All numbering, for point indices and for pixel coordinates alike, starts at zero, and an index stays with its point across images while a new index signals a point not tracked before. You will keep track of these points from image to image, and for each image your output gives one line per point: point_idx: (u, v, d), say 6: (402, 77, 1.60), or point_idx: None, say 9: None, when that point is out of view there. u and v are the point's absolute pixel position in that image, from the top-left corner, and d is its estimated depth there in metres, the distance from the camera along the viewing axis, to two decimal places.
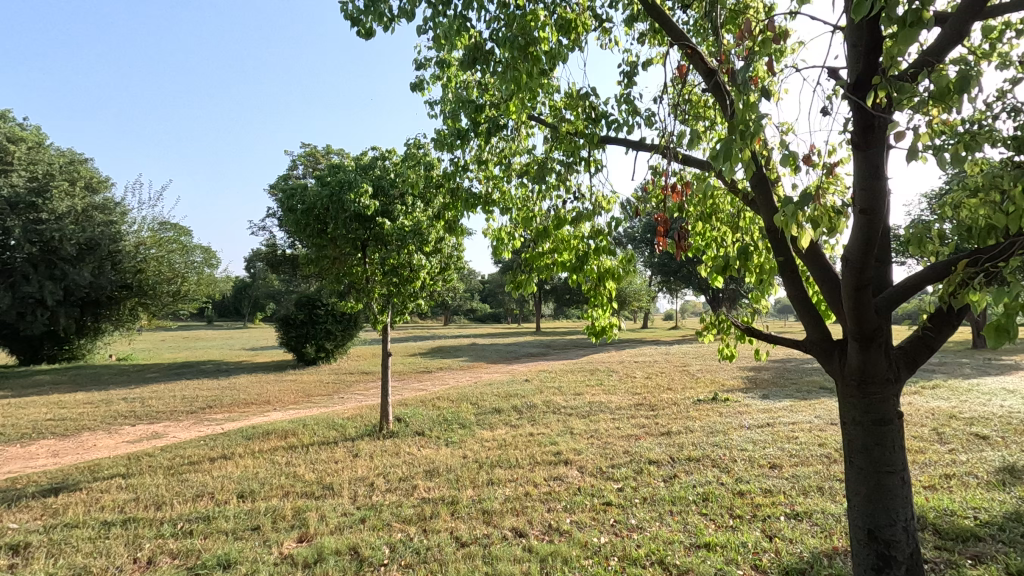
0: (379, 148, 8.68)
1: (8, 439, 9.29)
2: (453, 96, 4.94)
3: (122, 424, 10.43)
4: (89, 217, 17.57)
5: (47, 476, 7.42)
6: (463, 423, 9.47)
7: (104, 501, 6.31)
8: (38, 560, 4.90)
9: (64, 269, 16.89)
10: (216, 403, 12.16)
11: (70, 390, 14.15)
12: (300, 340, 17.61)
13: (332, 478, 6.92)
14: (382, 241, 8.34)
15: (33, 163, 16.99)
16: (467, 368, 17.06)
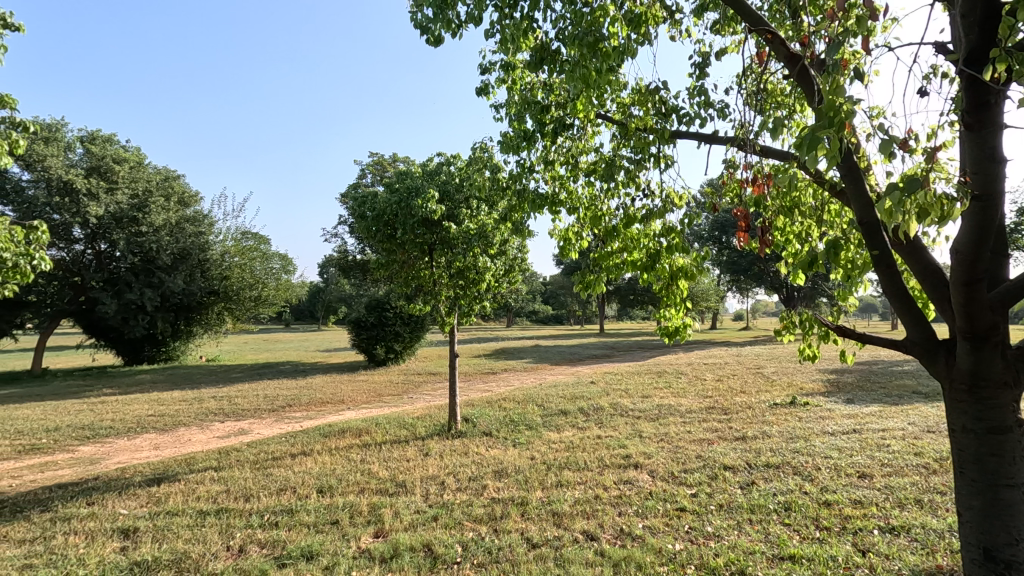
0: (444, 154, 8.89)
1: (117, 433, 10.21)
2: (518, 97, 4.97)
3: (212, 421, 11.21)
4: (182, 229, 19.07)
5: (150, 467, 8.09)
6: (530, 425, 9.49)
7: (200, 492, 6.79)
8: (146, 544, 5.35)
9: (161, 277, 18.44)
10: (295, 402, 12.83)
11: (168, 388, 15.38)
12: (371, 342, 18.27)
13: (404, 476, 7.12)
14: (448, 244, 8.50)
15: (134, 180, 18.49)
16: (531, 370, 17.08)
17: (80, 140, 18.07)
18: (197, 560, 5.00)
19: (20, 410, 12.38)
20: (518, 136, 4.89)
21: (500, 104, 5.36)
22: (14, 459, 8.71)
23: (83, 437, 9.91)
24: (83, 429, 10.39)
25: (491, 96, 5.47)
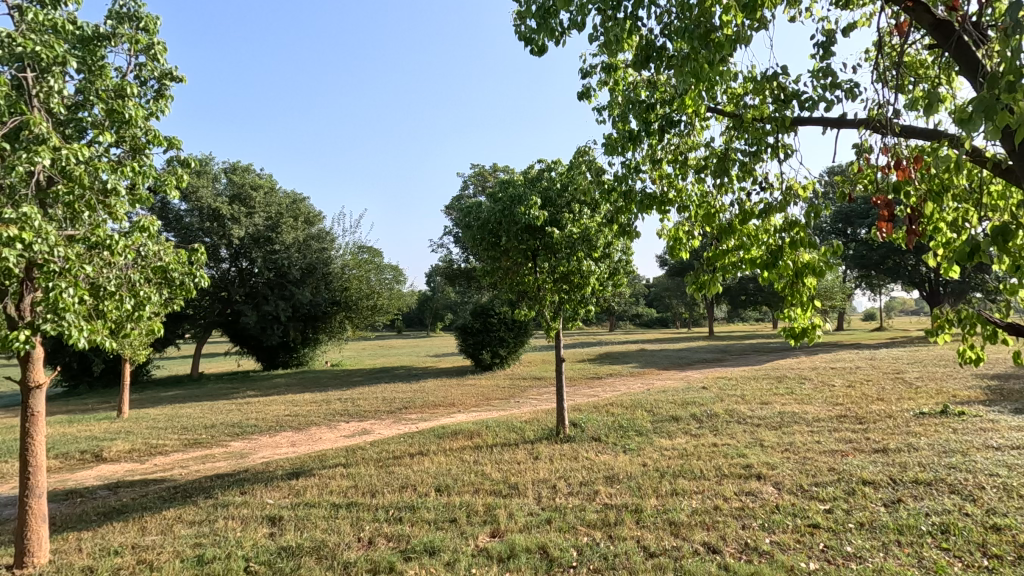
0: (545, 160, 8.98)
1: (260, 430, 11.42)
2: (622, 98, 4.92)
3: (339, 421, 12.18)
4: (308, 246, 20.99)
5: (290, 462, 8.95)
6: (639, 430, 9.26)
7: (332, 487, 7.40)
8: (290, 531, 5.93)
9: (291, 290, 20.39)
10: (410, 404, 13.56)
11: (300, 390, 16.95)
12: (477, 347, 18.87)
13: (517, 479, 7.26)
14: (551, 250, 8.56)
15: (269, 204, 20.56)
16: (637, 374, 16.67)
17: (224, 171, 20.51)
18: (334, 548, 5.45)
19: (184, 409, 14.27)
20: (623, 138, 4.83)
21: (603, 107, 5.33)
22: (182, 452, 10.05)
23: (234, 434, 11.20)
24: (233, 426, 11.75)
25: (592, 99, 5.47)
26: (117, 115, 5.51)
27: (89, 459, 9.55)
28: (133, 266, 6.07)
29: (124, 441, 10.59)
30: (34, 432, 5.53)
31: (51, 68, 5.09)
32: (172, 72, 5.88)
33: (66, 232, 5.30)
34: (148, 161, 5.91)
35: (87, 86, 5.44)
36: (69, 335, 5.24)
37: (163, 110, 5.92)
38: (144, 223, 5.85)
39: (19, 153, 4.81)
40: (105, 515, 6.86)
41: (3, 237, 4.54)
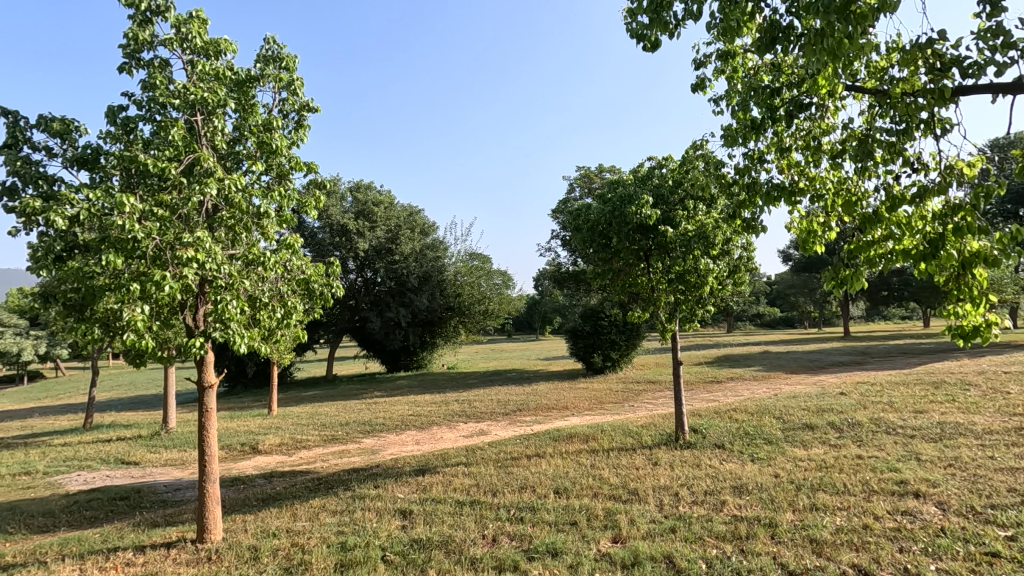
0: (656, 157, 8.73)
1: (388, 429, 12.25)
2: (742, 85, 4.65)
3: (458, 422, 12.71)
4: (424, 255, 22.20)
5: (416, 459, 9.50)
6: (769, 438, 8.64)
7: (455, 484, 7.73)
8: (420, 525, 6.29)
9: (410, 297, 21.69)
10: (524, 407, 13.79)
11: (420, 392, 17.92)
12: (589, 350, 18.74)
13: (636, 484, 7.09)
14: (665, 249, 8.26)
15: (389, 217, 22.00)
16: (763, 378, 15.56)
17: (349, 190, 22.28)
18: (460, 544, 5.68)
19: (322, 407, 15.72)
20: (744, 127, 4.56)
21: (721, 97, 5.08)
22: (323, 447, 11.08)
23: (366, 431, 12.13)
24: (364, 424, 12.72)
25: (708, 89, 5.23)
26: (266, 146, 6.25)
27: (248, 451, 10.85)
28: (281, 279, 6.81)
29: (275, 435, 11.89)
30: (208, 427, 6.39)
31: (215, 110, 5.89)
32: (309, 104, 6.53)
33: (229, 251, 6.08)
34: (291, 185, 6.61)
35: (243, 122, 6.21)
36: (233, 341, 5.99)
37: (302, 138, 6.59)
38: (291, 241, 6.55)
39: (193, 185, 5.61)
40: (264, 500, 7.75)
41: (183, 257, 5.33)
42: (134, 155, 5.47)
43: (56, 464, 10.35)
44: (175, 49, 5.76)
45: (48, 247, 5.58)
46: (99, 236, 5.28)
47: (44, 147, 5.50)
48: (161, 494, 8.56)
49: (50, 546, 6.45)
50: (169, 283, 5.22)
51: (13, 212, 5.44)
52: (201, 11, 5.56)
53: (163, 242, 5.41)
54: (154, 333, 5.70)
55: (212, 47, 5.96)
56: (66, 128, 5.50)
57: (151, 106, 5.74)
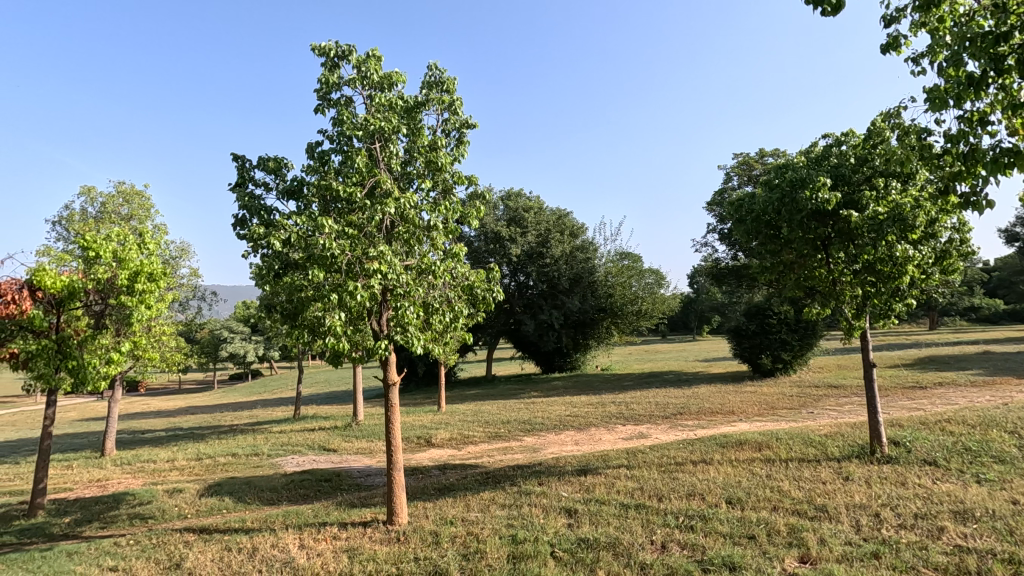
0: (833, 134, 7.77)
1: (547, 428, 12.55)
2: (952, 37, 3.95)
3: (616, 424, 12.55)
4: (574, 257, 22.43)
5: (577, 459, 9.59)
6: (999, 457, 7.17)
7: (619, 487, 7.63)
8: (586, 524, 6.32)
9: (562, 299, 22.01)
10: (686, 410, 13.15)
11: (576, 393, 18.05)
12: (755, 351, 17.30)
13: (824, 500, 6.35)
14: (849, 235, 7.26)
15: (539, 222, 22.50)
16: (985, 385, 12.95)
17: (501, 199, 23.23)
18: (629, 547, 5.59)
19: (485, 406, 16.59)
20: (957, 86, 3.86)
21: (921, 55, 4.37)
22: (488, 443, 11.70)
23: (526, 430, 12.55)
24: (525, 423, 13.18)
25: (903, 49, 4.55)
26: (433, 164, 6.83)
27: (423, 443, 11.86)
28: (448, 286, 7.33)
29: (445, 430, 12.86)
30: (393, 421, 7.10)
31: (390, 137, 6.58)
32: (468, 121, 6.97)
33: (405, 261, 6.74)
34: (455, 198, 7.12)
35: (412, 145, 6.84)
36: (411, 344, 6.60)
37: (463, 154, 7.05)
38: (455, 250, 7.04)
39: (375, 206, 6.33)
40: (440, 490, 8.42)
41: (370, 269, 6.04)
42: (329, 183, 6.32)
43: (276, 448, 12.34)
44: (357, 87, 6.56)
45: (269, 266, 6.67)
46: (305, 254, 6.18)
47: (264, 183, 6.61)
48: (355, 478, 9.76)
49: (276, 516, 7.71)
50: (360, 292, 5.95)
51: (243, 239, 6.61)
52: (377, 50, 6.26)
53: (354, 257, 6.17)
54: (349, 336, 6.52)
55: (386, 80, 6.67)
56: (278, 165, 6.55)
57: (341, 139, 6.59)
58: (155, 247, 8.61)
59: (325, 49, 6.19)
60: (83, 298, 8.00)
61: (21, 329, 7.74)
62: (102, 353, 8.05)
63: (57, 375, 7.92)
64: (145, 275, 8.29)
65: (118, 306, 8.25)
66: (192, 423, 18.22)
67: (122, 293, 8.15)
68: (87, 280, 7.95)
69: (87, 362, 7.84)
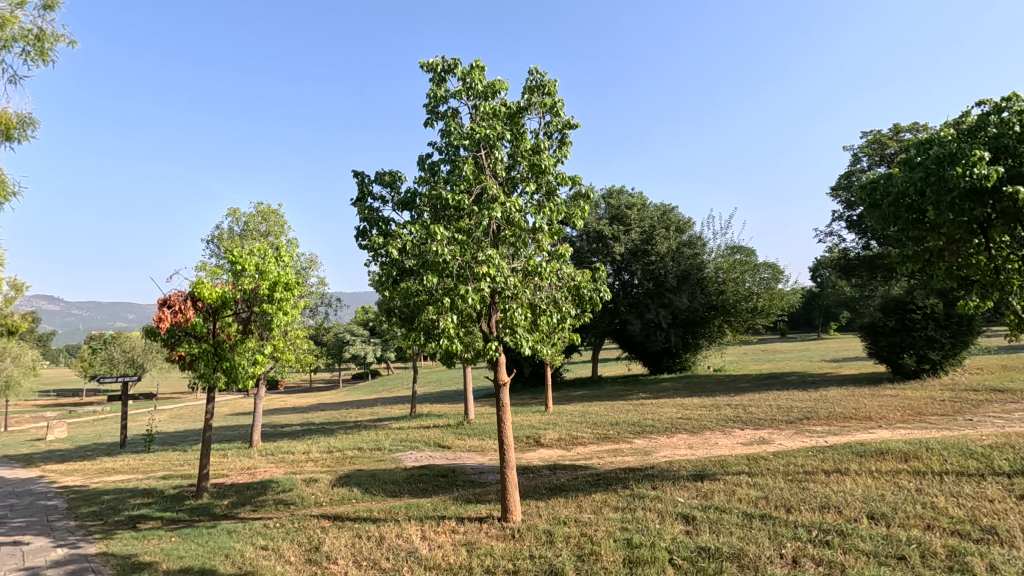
0: (990, 100, 6.76)
1: (658, 430, 12.17)
2: None
3: (734, 428, 11.85)
4: (682, 253, 21.66)
5: (692, 463, 9.19)
6: None
7: (740, 494, 7.20)
8: (707, 532, 6.03)
9: (670, 297, 21.23)
10: (813, 415, 12.10)
11: (688, 395, 17.32)
12: (895, 351, 15.51)
13: (993, 521, 5.53)
14: (1015, 216, 6.27)
15: (642, 219, 21.86)
16: None
17: (603, 197, 22.82)
18: (755, 560, 5.26)
19: (593, 407, 16.47)
20: None
21: None
22: (597, 444, 11.58)
23: (636, 432, 12.26)
24: (634, 425, 12.88)
25: None
26: (537, 168, 6.91)
27: (532, 443, 12.00)
28: (554, 287, 7.34)
29: (554, 430, 12.93)
30: (504, 420, 7.26)
31: (495, 143, 6.76)
32: (570, 122, 6.96)
33: (512, 265, 6.88)
34: (559, 199, 7.15)
35: (515, 150, 6.95)
36: (521, 345, 6.68)
37: (566, 155, 7.06)
38: (561, 251, 7.06)
39: (483, 212, 6.52)
40: (552, 490, 8.48)
41: (479, 273, 6.23)
42: (438, 193, 6.60)
43: (396, 444, 13.13)
44: (463, 99, 6.81)
45: (387, 273, 7.11)
46: (419, 261, 6.51)
47: (381, 197, 7.09)
48: (470, 474, 10.12)
49: (399, 508, 8.21)
50: (471, 295, 6.16)
51: (364, 249, 7.11)
52: (480, 61, 6.48)
53: (464, 261, 6.39)
54: (462, 338, 6.76)
55: (489, 89, 6.86)
56: (393, 179, 6.98)
57: (449, 150, 6.87)
58: (290, 259, 9.56)
59: (432, 65, 6.50)
60: (233, 307, 9.07)
61: (186, 334, 8.98)
62: (249, 356, 9.07)
63: (215, 374, 9.04)
64: (282, 285, 9.21)
65: (261, 313, 9.24)
66: (323, 419, 19.96)
67: (263, 302, 9.12)
68: (236, 291, 9.02)
69: (238, 362, 8.87)
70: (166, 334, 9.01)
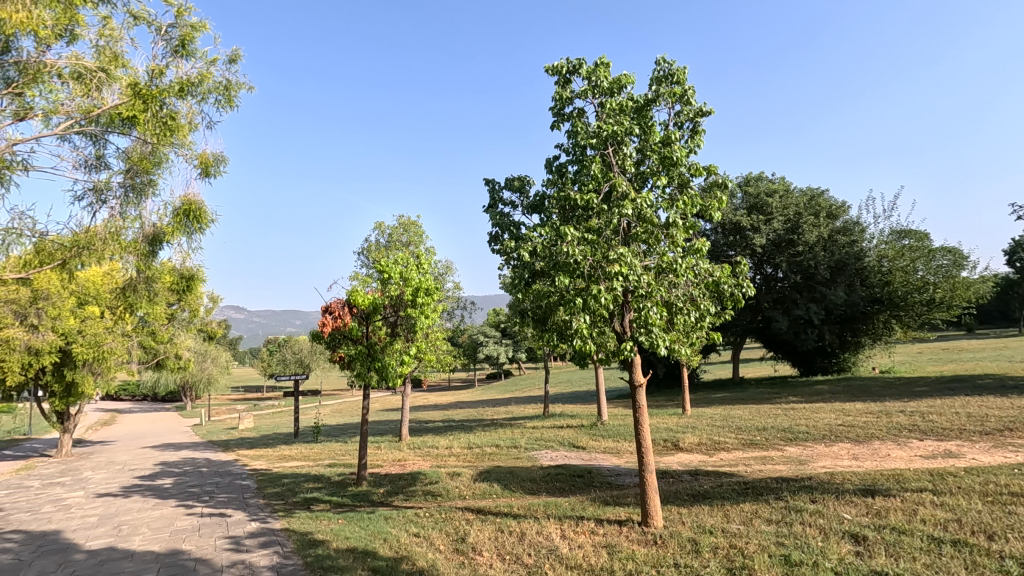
0: None
1: (815, 438, 11.03)
2: None
3: (910, 438, 10.36)
4: (835, 241, 19.56)
5: (858, 476, 8.19)
6: None
7: (924, 515, 6.26)
8: (882, 556, 5.33)
9: (822, 291, 19.14)
10: (1018, 426, 10.14)
11: (849, 400, 15.49)
12: None
13: None
14: None
15: (786, 206, 20.04)
16: None
17: (739, 186, 21.28)
18: None
19: (735, 411, 15.41)
20: None
21: None
22: (742, 451, 10.81)
23: (788, 439, 11.24)
24: (786, 431, 11.81)
25: None
26: (668, 160, 6.64)
27: (671, 447, 11.54)
28: (691, 284, 6.98)
29: (693, 434, 12.31)
30: (641, 422, 7.07)
31: (622, 139, 6.64)
32: (703, 109, 6.60)
33: (645, 262, 6.68)
34: (693, 192, 6.81)
35: (644, 144, 6.75)
36: (656, 345, 6.47)
37: (699, 144, 6.70)
38: (697, 245, 6.70)
39: (613, 210, 6.42)
40: (695, 497, 8.08)
41: (611, 272, 6.13)
42: (567, 194, 6.63)
43: (531, 442, 13.41)
44: (588, 98, 6.77)
45: (520, 276, 7.29)
46: (550, 262, 6.60)
47: (511, 202, 7.32)
48: (606, 476, 10.01)
49: (538, 506, 8.38)
50: (604, 295, 6.09)
51: (497, 253, 7.38)
52: (605, 58, 6.40)
53: (595, 261, 6.33)
54: (595, 339, 6.69)
55: (615, 85, 6.75)
56: (522, 184, 7.16)
57: (576, 151, 6.87)
58: (429, 266, 10.21)
59: (558, 68, 6.56)
60: (382, 312, 9.90)
61: (345, 337, 10.03)
62: (397, 356, 9.80)
63: (370, 373, 9.93)
64: (423, 291, 9.90)
65: (406, 317, 9.98)
66: (462, 416, 21.04)
67: (408, 306, 9.85)
68: (384, 297, 9.84)
69: (388, 363, 9.67)
70: (329, 338, 10.16)
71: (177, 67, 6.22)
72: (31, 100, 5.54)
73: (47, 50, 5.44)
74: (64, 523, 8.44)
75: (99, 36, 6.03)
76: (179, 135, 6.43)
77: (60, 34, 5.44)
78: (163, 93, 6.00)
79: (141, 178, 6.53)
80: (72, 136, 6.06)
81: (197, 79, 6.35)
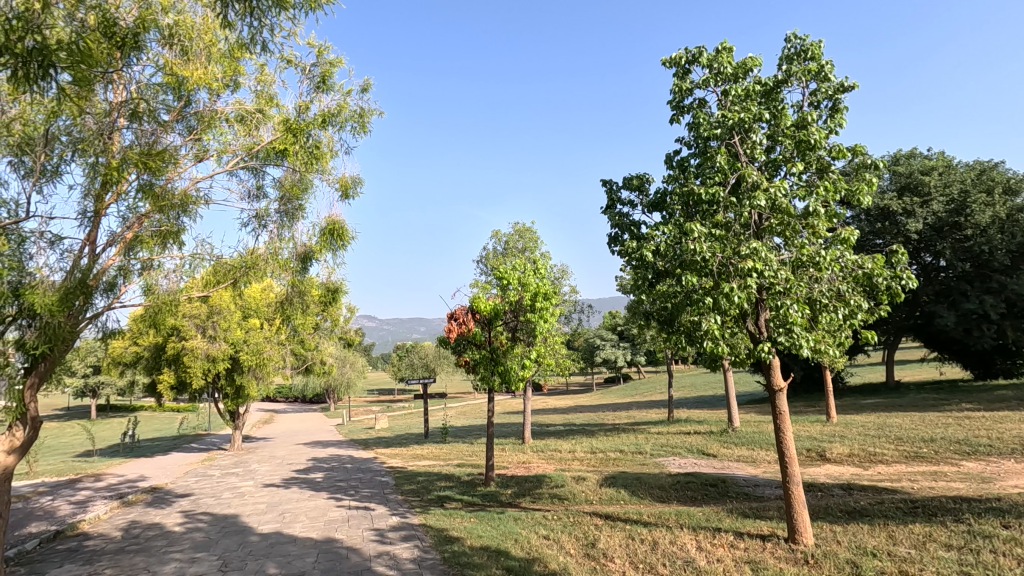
0: None
1: (1000, 453, 9.44)
2: None
3: None
4: (1015, 222, 16.76)
5: None
6: None
7: None
8: None
9: (1001, 280, 16.59)
10: None
11: None
12: None
13: None
14: None
15: (948, 183, 17.39)
16: None
17: (886, 166, 18.89)
18: None
19: (893, 419, 13.68)
20: None
21: None
22: (905, 464, 9.55)
23: (965, 452, 9.74)
24: (961, 443, 10.23)
25: None
26: (804, 143, 6.09)
27: (816, 457, 10.53)
28: (837, 278, 6.30)
29: (842, 444, 11.13)
30: (783, 430, 6.51)
31: (750, 126, 6.20)
32: (844, 84, 5.97)
33: (781, 256, 6.18)
34: (835, 176, 6.18)
35: (775, 129, 6.24)
36: (798, 345, 5.95)
37: (841, 123, 6.07)
38: (842, 235, 6.07)
39: (743, 202, 6.01)
40: (850, 513, 7.28)
41: (743, 268, 5.74)
42: (690, 188, 6.33)
43: (657, 448, 12.96)
44: (710, 87, 6.43)
45: (642, 276, 7.05)
46: (676, 261, 6.31)
47: (630, 201, 7.14)
48: (743, 487, 9.35)
49: (669, 514, 8.07)
50: (737, 293, 5.68)
51: (618, 254, 7.25)
52: (728, 42, 6.04)
53: (725, 257, 5.96)
54: (727, 340, 6.28)
55: (740, 70, 6.37)
56: (641, 182, 6.97)
57: (699, 142, 6.55)
58: (546, 270, 10.33)
59: (676, 59, 6.31)
60: (503, 318, 10.17)
61: (469, 342, 10.39)
62: (519, 360, 9.99)
63: (493, 376, 10.19)
64: (541, 295, 10.02)
65: (526, 321, 10.15)
66: (583, 420, 20.92)
67: (527, 311, 10.01)
68: (504, 302, 10.09)
69: (510, 366, 9.90)
70: (455, 343, 10.69)
71: (320, 101, 6.90)
72: (207, 142, 6.44)
73: (218, 98, 6.30)
74: (240, 508, 9.69)
75: (257, 82, 6.86)
76: (323, 163, 7.10)
77: (228, 84, 6.28)
78: (308, 126, 6.69)
79: (292, 204, 7.30)
80: (238, 170, 6.95)
81: (336, 110, 7.00)
